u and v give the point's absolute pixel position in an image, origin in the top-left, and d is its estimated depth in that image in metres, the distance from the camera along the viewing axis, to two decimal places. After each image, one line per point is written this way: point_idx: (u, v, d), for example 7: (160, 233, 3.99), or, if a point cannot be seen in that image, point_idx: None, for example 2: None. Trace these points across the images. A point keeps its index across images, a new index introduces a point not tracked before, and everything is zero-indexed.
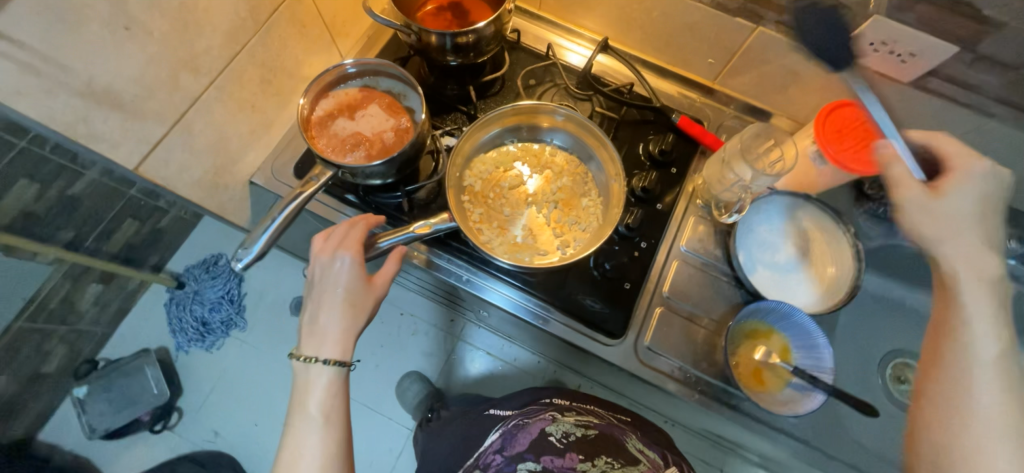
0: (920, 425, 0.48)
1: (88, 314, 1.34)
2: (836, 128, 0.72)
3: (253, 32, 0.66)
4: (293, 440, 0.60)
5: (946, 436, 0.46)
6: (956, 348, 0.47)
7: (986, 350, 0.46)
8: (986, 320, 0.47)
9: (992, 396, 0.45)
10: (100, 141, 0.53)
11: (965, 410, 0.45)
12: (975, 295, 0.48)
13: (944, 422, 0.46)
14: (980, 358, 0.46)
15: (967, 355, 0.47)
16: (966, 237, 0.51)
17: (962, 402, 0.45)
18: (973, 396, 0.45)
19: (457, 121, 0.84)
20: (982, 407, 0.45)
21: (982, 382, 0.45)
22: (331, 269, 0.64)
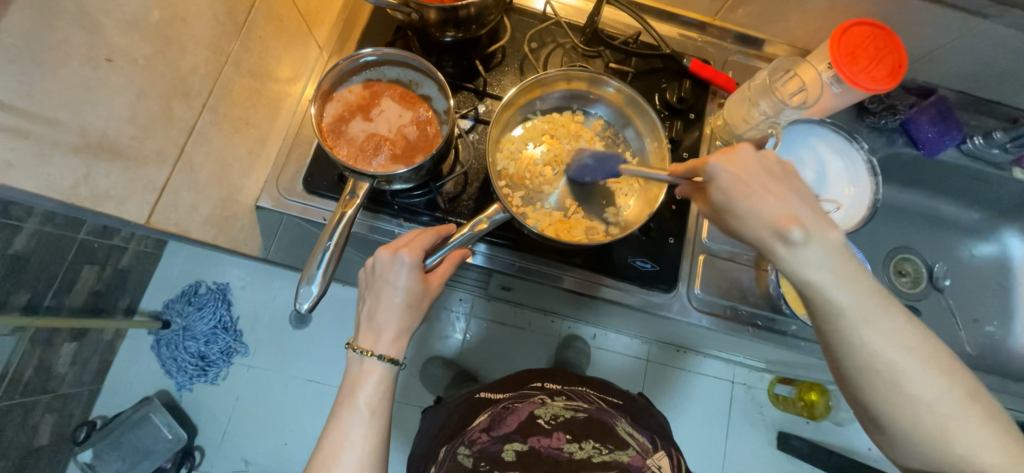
0: (864, 401, 0.45)
1: (68, 376, 1.18)
2: (850, 50, 0.72)
3: (235, 37, 0.58)
4: (334, 434, 0.51)
5: (889, 406, 0.43)
6: (840, 320, 0.44)
7: (860, 306, 0.44)
8: (865, 294, 0.44)
9: (891, 347, 0.43)
10: (106, 200, 0.47)
11: (886, 374, 0.43)
12: (820, 265, 0.44)
13: (880, 395, 0.44)
14: (858, 322, 0.44)
15: (855, 321, 0.44)
16: (766, 231, 0.46)
17: (888, 369, 0.43)
18: (879, 357, 0.43)
19: (467, 102, 0.77)
20: (897, 359, 0.43)
21: (877, 342, 0.43)
22: (391, 267, 0.54)
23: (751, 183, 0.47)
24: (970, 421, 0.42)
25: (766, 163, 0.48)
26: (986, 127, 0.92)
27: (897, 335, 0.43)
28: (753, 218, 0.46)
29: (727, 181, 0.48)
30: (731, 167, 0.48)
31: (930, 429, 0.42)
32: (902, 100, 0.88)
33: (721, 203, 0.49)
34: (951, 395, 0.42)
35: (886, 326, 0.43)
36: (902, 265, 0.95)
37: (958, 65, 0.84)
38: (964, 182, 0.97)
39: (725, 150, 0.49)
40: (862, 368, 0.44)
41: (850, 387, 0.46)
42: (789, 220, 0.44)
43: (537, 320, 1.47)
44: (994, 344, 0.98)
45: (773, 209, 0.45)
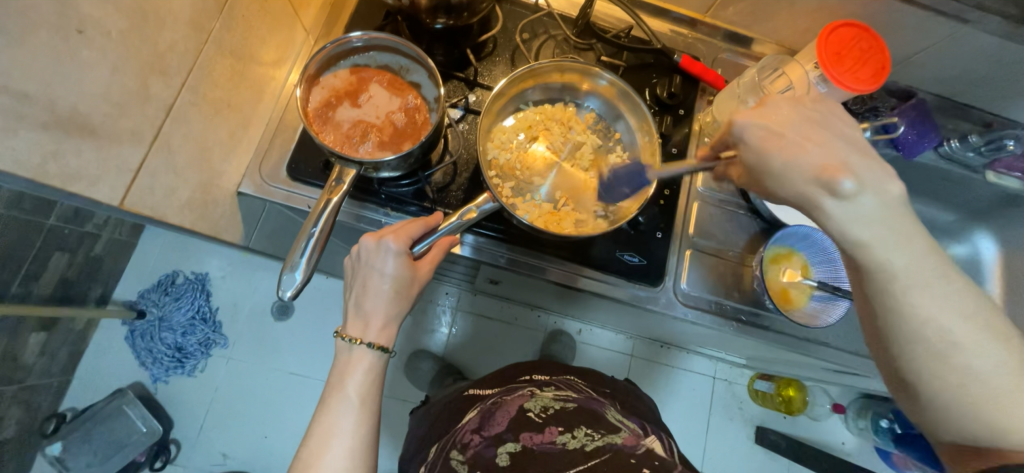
0: (907, 374, 0.45)
1: (36, 367, 1.13)
2: (836, 50, 0.73)
3: (217, 15, 0.56)
4: (322, 425, 0.49)
5: (927, 371, 0.43)
6: (896, 284, 0.44)
7: (922, 266, 0.43)
8: (929, 261, 0.43)
9: (948, 316, 0.42)
10: (77, 179, 0.45)
11: (933, 339, 0.43)
12: (873, 226, 0.43)
13: (920, 362, 0.43)
14: (913, 287, 0.43)
15: (909, 286, 0.43)
16: (806, 186, 0.45)
17: (932, 334, 0.43)
18: (933, 321, 0.43)
19: (458, 92, 0.76)
20: (954, 329, 0.42)
21: (927, 309, 0.43)
22: (376, 254, 0.53)
23: (787, 133, 0.47)
24: (1020, 394, 0.41)
25: (800, 113, 0.49)
26: (962, 130, 0.94)
27: (957, 303, 0.42)
28: (790, 170, 0.46)
29: (753, 136, 0.48)
30: (760, 118, 0.49)
31: (967, 398, 0.42)
32: (883, 102, 0.91)
33: (754, 163, 0.49)
34: (1004, 366, 0.42)
35: (940, 300, 0.42)
36: None
37: (939, 69, 0.87)
38: (941, 185, 1.00)
39: (754, 108, 0.50)
40: (912, 334, 0.44)
41: (893, 353, 0.46)
42: (827, 168, 0.44)
43: (524, 314, 1.47)
44: None
45: (816, 154, 0.45)
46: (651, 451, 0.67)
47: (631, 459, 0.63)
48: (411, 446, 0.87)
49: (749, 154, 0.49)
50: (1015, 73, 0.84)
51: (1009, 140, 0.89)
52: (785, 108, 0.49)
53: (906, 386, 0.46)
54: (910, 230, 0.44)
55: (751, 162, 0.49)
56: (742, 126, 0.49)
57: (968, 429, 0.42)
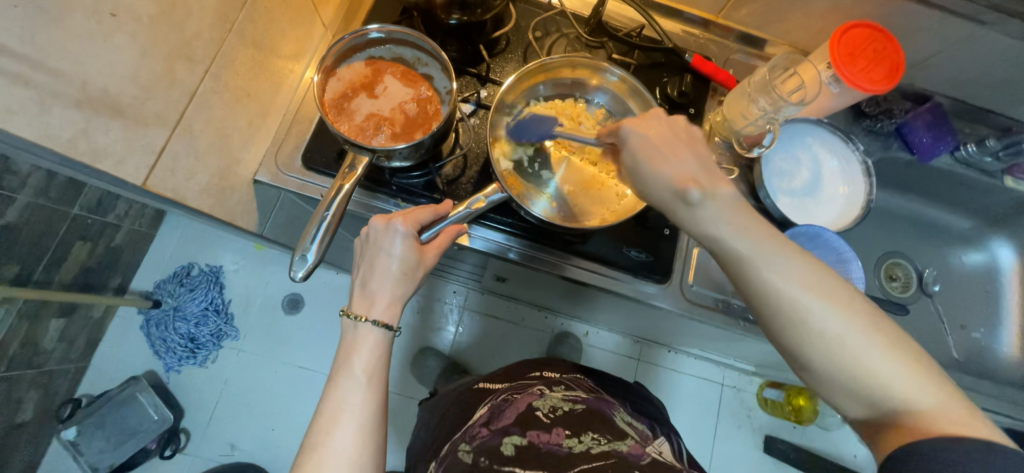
0: (791, 351, 0.46)
1: (55, 352, 1.17)
2: (849, 50, 0.73)
3: (240, 6, 0.58)
4: (332, 400, 0.50)
5: (801, 345, 0.45)
6: (744, 268, 0.47)
7: (762, 250, 0.46)
8: (753, 242, 0.47)
9: (794, 285, 0.45)
10: (105, 157, 0.46)
11: (791, 313, 0.45)
12: (714, 219, 0.49)
13: (793, 339, 0.45)
14: (761, 268, 0.46)
15: (756, 263, 0.46)
16: (665, 188, 0.51)
17: (785, 308, 0.45)
18: (782, 296, 0.45)
19: (470, 87, 0.77)
20: (804, 299, 0.44)
21: (778, 281, 0.45)
22: (385, 236, 0.54)
23: (655, 145, 0.53)
24: (882, 354, 0.42)
25: (674, 130, 0.54)
26: (979, 135, 0.93)
27: (798, 275, 0.45)
28: (655, 179, 0.52)
29: (639, 136, 0.54)
30: (643, 126, 0.54)
31: (845, 365, 0.43)
32: (899, 104, 0.90)
33: (631, 161, 0.54)
34: (858, 331, 0.43)
35: (781, 273, 0.45)
36: (894, 270, 0.95)
37: (957, 71, 0.86)
38: (959, 190, 0.99)
39: (639, 116, 0.55)
40: (773, 311, 0.46)
41: (770, 334, 0.48)
42: (679, 179, 0.50)
43: (531, 315, 1.48)
44: (981, 351, 0.99)
45: (665, 168, 0.51)
46: (657, 459, 0.65)
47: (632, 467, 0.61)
48: (417, 441, 0.87)
49: (625, 155, 0.54)
50: None
51: None
52: (661, 123, 0.54)
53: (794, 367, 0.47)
54: (738, 217, 0.48)
55: (628, 161, 0.54)
56: (625, 129, 0.54)
57: (864, 397, 0.43)
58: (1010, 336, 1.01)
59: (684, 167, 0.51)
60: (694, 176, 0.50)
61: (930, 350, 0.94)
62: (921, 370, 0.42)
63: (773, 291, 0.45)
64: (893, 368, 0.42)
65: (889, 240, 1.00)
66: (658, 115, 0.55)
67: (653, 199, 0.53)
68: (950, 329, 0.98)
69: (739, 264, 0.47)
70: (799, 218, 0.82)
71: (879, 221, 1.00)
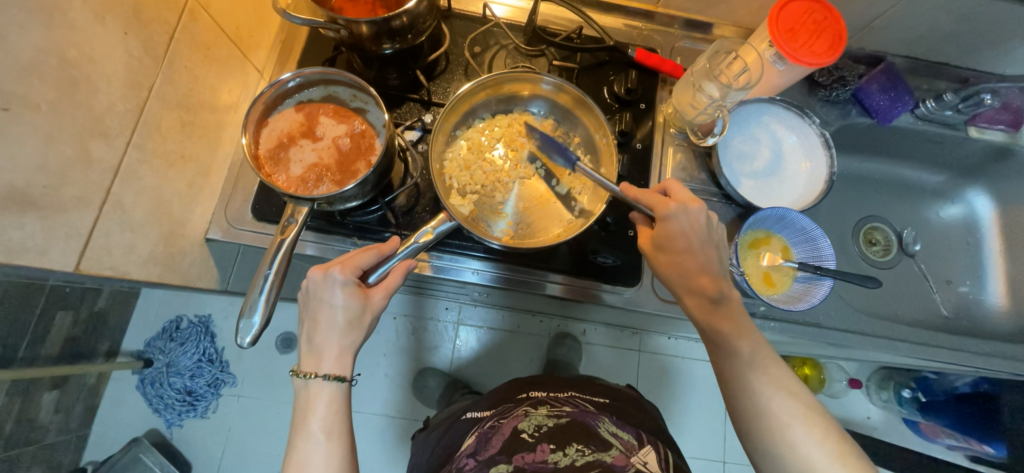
0: (765, 447, 0.55)
1: (52, 424, 1.15)
2: (789, 26, 0.71)
3: (156, 71, 0.57)
4: (292, 466, 0.49)
5: (774, 447, 0.54)
6: (741, 369, 0.57)
7: (756, 357, 0.58)
8: (752, 352, 0.58)
9: (777, 393, 0.56)
10: (24, 251, 0.46)
11: (773, 418, 0.54)
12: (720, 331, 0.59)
13: (770, 439, 0.54)
14: (753, 372, 0.57)
15: (751, 367, 0.57)
16: (693, 279, 0.61)
17: (767, 408, 0.55)
18: (767, 401, 0.55)
19: (413, 112, 0.76)
20: (786, 406, 0.55)
21: (767, 385, 0.56)
22: (324, 287, 0.52)
23: (691, 240, 0.61)
24: (840, 468, 0.52)
25: (709, 224, 0.62)
26: (937, 90, 0.91)
27: (783, 385, 0.56)
28: (683, 269, 0.61)
29: (679, 227, 0.60)
30: (687, 217, 0.60)
31: (804, 469, 0.52)
32: (851, 71, 0.87)
33: (666, 244, 0.62)
34: (828, 444, 0.53)
35: (770, 381, 0.56)
36: (872, 234, 0.98)
37: (904, 30, 0.85)
38: (926, 147, 0.98)
39: (689, 200, 0.61)
40: (758, 411, 0.55)
41: (746, 432, 0.57)
42: (698, 274, 0.61)
43: (526, 320, 1.46)
44: (970, 304, 0.98)
45: (694, 264, 0.61)
46: (642, 470, 0.64)
47: None
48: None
49: (661, 238, 0.62)
50: (982, 26, 0.81)
51: (986, 95, 0.86)
52: (701, 218, 0.61)
53: (763, 465, 0.55)
54: (744, 329, 0.59)
55: (660, 241, 0.63)
56: (672, 218, 0.60)
57: None
58: (998, 287, 0.99)
59: (710, 262, 0.61)
60: (713, 271, 0.61)
61: (913, 310, 0.94)
62: None
63: (763, 394, 0.56)
64: None
65: (862, 205, 1.00)
66: (704, 210, 0.60)
67: (674, 281, 0.63)
68: (933, 285, 0.97)
69: (738, 366, 0.58)
70: (763, 202, 0.81)
71: (848, 187, 1.00)
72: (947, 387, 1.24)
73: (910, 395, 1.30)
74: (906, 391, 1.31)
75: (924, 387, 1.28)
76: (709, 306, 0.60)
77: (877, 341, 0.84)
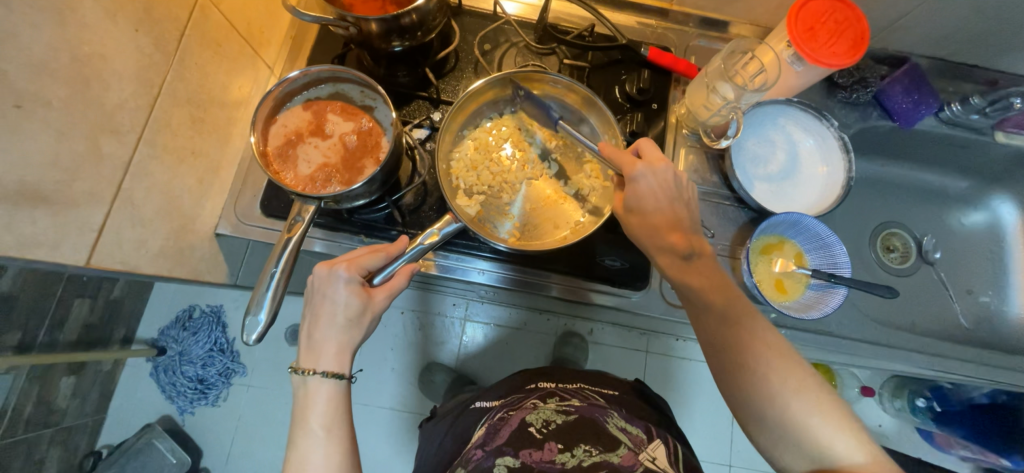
0: (749, 405, 0.53)
1: (70, 408, 1.18)
2: (809, 26, 0.69)
3: (167, 67, 0.57)
4: (294, 464, 0.49)
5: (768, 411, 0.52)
6: (720, 327, 0.56)
7: (733, 312, 0.57)
8: (731, 309, 0.57)
9: (759, 349, 0.54)
10: (36, 245, 0.46)
11: (755, 374, 0.53)
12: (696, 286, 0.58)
13: (757, 396, 0.53)
14: (731, 327, 0.56)
15: (731, 323, 0.56)
16: (663, 236, 0.59)
17: (764, 375, 0.52)
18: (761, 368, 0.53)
19: (422, 110, 0.76)
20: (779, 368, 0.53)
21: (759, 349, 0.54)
22: (328, 283, 0.52)
23: (660, 199, 0.59)
24: (825, 421, 0.50)
25: (678, 183, 0.60)
26: (964, 92, 0.87)
27: (763, 339, 0.55)
28: (652, 227, 0.60)
29: (647, 187, 0.59)
30: (654, 177, 0.59)
31: (789, 422, 0.51)
32: (873, 72, 0.85)
33: (634, 205, 0.61)
34: (810, 395, 0.51)
35: (750, 336, 0.55)
36: (890, 240, 0.95)
37: (930, 30, 0.82)
38: (949, 151, 0.94)
39: (653, 159, 0.59)
40: (739, 367, 0.54)
41: (739, 398, 0.54)
42: (667, 231, 0.60)
43: (533, 319, 1.45)
44: (991, 315, 0.95)
45: (663, 221, 0.59)
46: (650, 469, 0.63)
47: None
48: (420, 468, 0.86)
49: (629, 199, 0.61)
50: (1013, 26, 0.78)
51: (1016, 98, 0.84)
52: (669, 177, 0.60)
53: (751, 424, 0.54)
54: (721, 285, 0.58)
55: (628, 202, 0.61)
56: (639, 177, 0.58)
57: (809, 459, 0.50)
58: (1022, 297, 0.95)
59: (679, 220, 0.60)
60: (683, 227, 0.60)
61: (932, 320, 0.92)
62: (859, 438, 0.49)
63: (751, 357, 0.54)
64: (837, 433, 0.49)
65: (880, 210, 0.97)
66: (671, 169, 0.59)
67: (644, 241, 0.61)
68: (953, 295, 0.94)
69: (719, 324, 0.56)
70: (776, 206, 0.79)
71: (868, 190, 0.97)
72: (964, 397, 1.19)
73: (924, 404, 1.25)
74: (921, 400, 1.25)
75: (939, 397, 1.22)
76: (679, 264, 0.59)
77: (891, 351, 0.82)
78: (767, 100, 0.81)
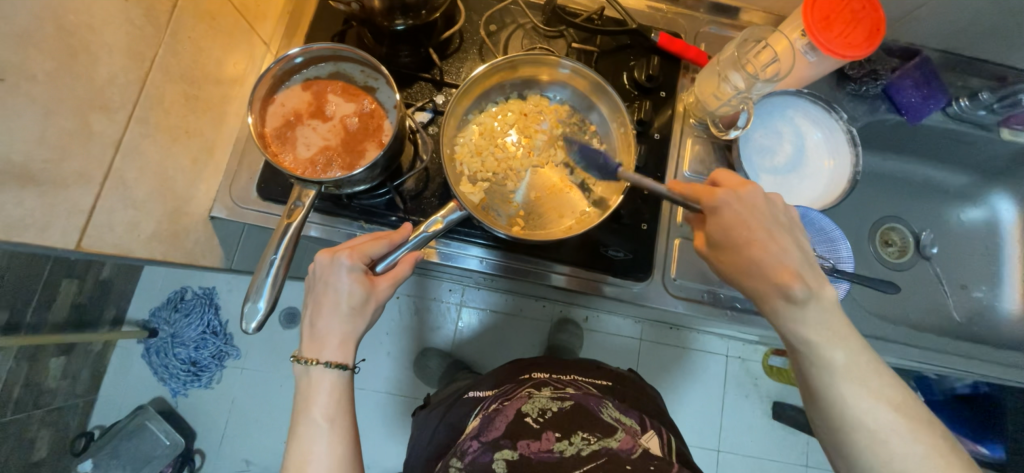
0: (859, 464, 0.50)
1: (60, 390, 1.16)
2: (825, 15, 0.67)
3: (159, 41, 0.54)
4: (296, 453, 0.48)
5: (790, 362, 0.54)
6: (830, 381, 0.51)
7: (845, 365, 0.51)
8: (842, 359, 0.52)
9: (874, 406, 0.50)
10: (24, 227, 0.44)
11: (868, 432, 0.50)
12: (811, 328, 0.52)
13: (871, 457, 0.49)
14: (844, 383, 0.51)
15: (844, 378, 0.51)
16: (769, 274, 0.54)
17: (875, 433, 0.49)
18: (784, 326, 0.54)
19: (424, 93, 0.73)
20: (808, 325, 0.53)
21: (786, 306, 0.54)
22: (330, 270, 0.51)
23: (751, 227, 0.55)
24: None
25: (771, 208, 0.57)
26: (972, 87, 0.87)
27: (878, 395, 0.50)
28: (748, 264, 0.56)
29: (734, 214, 0.56)
30: (740, 203, 0.56)
31: None
32: (884, 64, 0.83)
33: (724, 237, 0.57)
34: (932, 457, 0.48)
35: (864, 392, 0.50)
36: (889, 235, 0.95)
37: (942, 22, 0.81)
38: (953, 147, 0.94)
39: (740, 184, 0.58)
40: (848, 425, 0.50)
41: (834, 440, 0.52)
42: (778, 270, 0.54)
43: (529, 306, 1.45)
44: (983, 310, 0.96)
45: (684, 214, 0.58)
46: (647, 453, 0.65)
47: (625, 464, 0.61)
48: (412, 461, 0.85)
49: (718, 231, 0.57)
50: None
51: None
52: (757, 200, 0.56)
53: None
54: (829, 331, 0.52)
55: (718, 235, 0.57)
56: (723, 204, 0.56)
57: None
58: (1014, 293, 0.97)
59: (782, 254, 0.55)
60: (792, 267, 0.54)
61: (926, 314, 0.93)
62: None
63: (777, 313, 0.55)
64: None
65: (881, 204, 0.97)
66: (759, 193, 0.57)
67: (748, 284, 0.56)
68: (948, 290, 0.95)
69: (826, 377, 0.52)
70: (782, 199, 0.78)
71: (871, 184, 0.97)
72: (946, 388, 1.21)
73: None
74: None
75: (924, 387, 1.25)
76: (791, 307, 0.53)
77: (887, 345, 0.83)
78: (776, 91, 0.80)
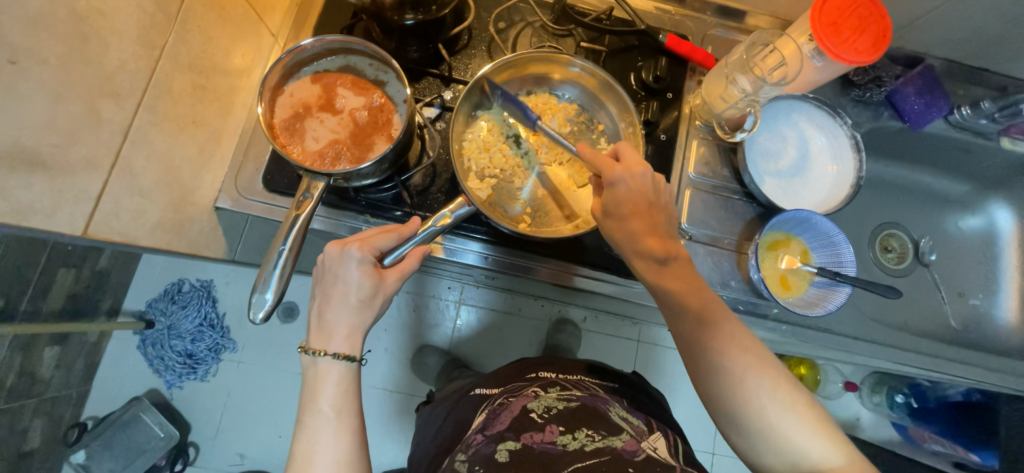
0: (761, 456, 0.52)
1: (54, 379, 1.15)
2: (833, 20, 0.67)
3: (169, 29, 0.54)
4: (302, 443, 0.48)
5: (739, 412, 0.52)
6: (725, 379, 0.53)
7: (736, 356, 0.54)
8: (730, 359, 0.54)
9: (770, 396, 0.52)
10: (31, 212, 0.44)
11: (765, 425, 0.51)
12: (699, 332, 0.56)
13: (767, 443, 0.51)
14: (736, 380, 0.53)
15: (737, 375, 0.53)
16: (641, 242, 0.58)
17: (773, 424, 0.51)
18: (735, 373, 0.53)
19: (433, 88, 0.73)
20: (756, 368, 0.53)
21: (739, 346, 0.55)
22: (340, 262, 0.51)
23: (639, 203, 0.58)
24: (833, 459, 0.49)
25: (655, 187, 0.59)
26: (974, 96, 0.87)
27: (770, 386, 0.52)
28: (630, 232, 0.58)
29: (625, 191, 0.58)
30: (632, 180, 0.58)
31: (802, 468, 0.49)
32: (888, 71, 0.84)
33: (612, 210, 0.59)
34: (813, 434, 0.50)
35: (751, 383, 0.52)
36: (889, 241, 0.96)
37: (947, 30, 0.81)
38: (954, 155, 0.95)
39: (632, 163, 0.59)
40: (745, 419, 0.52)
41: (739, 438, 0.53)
42: (646, 234, 0.58)
43: (528, 305, 1.45)
44: (980, 317, 0.97)
45: None
46: (652, 456, 0.63)
47: (627, 465, 0.60)
48: (417, 459, 0.85)
49: (607, 202, 0.59)
50: None
51: None
52: (647, 181, 0.59)
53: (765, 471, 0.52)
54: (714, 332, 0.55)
55: (606, 205, 0.60)
56: (617, 181, 0.57)
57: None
58: (1010, 301, 0.98)
59: (657, 224, 0.59)
60: (661, 232, 0.59)
61: (923, 320, 0.94)
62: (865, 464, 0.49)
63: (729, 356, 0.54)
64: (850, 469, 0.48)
65: (882, 211, 0.98)
66: (648, 174, 0.58)
67: (625, 249, 0.59)
68: (945, 296, 0.96)
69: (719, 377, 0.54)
70: (785, 202, 0.79)
71: (872, 191, 0.98)
72: (940, 394, 1.23)
73: (902, 399, 1.30)
74: (899, 397, 1.30)
75: (917, 393, 1.27)
76: (684, 271, 0.59)
77: (886, 350, 0.83)
78: (781, 96, 0.81)
